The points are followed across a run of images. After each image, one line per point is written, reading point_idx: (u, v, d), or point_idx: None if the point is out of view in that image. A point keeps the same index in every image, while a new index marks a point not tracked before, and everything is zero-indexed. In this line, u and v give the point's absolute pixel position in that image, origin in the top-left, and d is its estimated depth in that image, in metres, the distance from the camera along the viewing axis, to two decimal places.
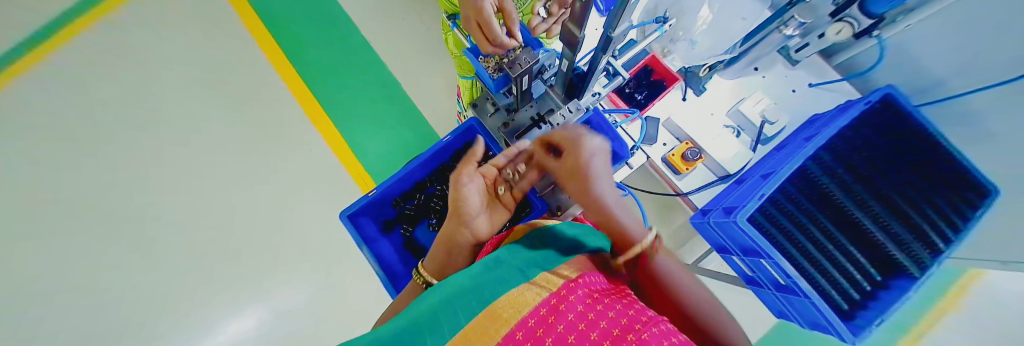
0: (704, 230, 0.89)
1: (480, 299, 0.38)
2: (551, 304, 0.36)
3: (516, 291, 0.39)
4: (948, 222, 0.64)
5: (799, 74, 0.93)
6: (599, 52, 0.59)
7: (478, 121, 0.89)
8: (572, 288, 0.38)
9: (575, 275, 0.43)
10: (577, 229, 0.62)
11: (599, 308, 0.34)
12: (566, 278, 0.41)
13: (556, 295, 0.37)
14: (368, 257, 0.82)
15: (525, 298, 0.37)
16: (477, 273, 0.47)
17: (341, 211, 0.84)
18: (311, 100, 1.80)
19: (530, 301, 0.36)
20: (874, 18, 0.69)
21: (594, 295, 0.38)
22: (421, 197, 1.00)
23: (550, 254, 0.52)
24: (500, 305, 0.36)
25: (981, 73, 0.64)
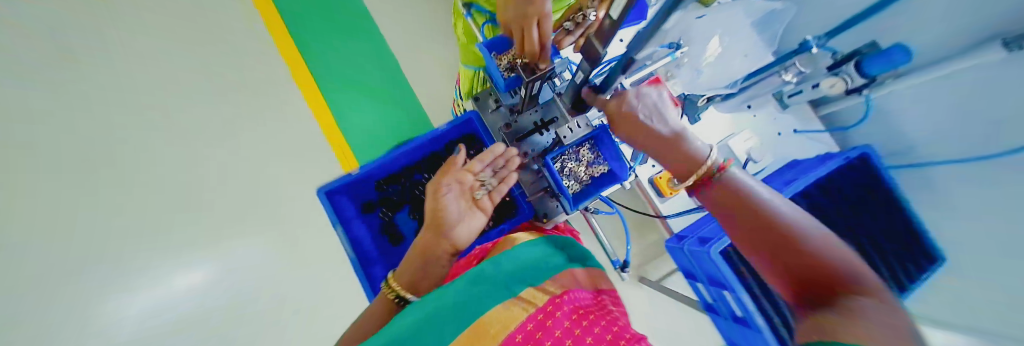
0: (676, 255, 0.92)
1: (469, 311, 0.41)
2: (539, 319, 0.41)
3: (508, 301, 0.43)
4: (896, 281, 0.70)
5: (787, 118, 1.00)
6: (616, 72, 0.45)
7: (478, 115, 0.71)
8: (559, 304, 0.43)
9: (560, 291, 0.48)
10: (557, 242, 0.64)
11: (580, 326, 0.41)
12: (552, 295, 0.46)
13: (542, 311, 0.42)
14: (343, 240, 0.68)
15: (516, 309, 0.42)
16: (462, 283, 0.48)
17: (318, 187, 0.67)
18: (296, 56, 1.60)
19: (518, 316, 0.41)
20: (866, 78, 0.71)
21: (580, 311, 0.44)
22: (403, 182, 0.79)
23: (536, 265, 0.54)
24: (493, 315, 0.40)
25: (961, 143, 0.71)
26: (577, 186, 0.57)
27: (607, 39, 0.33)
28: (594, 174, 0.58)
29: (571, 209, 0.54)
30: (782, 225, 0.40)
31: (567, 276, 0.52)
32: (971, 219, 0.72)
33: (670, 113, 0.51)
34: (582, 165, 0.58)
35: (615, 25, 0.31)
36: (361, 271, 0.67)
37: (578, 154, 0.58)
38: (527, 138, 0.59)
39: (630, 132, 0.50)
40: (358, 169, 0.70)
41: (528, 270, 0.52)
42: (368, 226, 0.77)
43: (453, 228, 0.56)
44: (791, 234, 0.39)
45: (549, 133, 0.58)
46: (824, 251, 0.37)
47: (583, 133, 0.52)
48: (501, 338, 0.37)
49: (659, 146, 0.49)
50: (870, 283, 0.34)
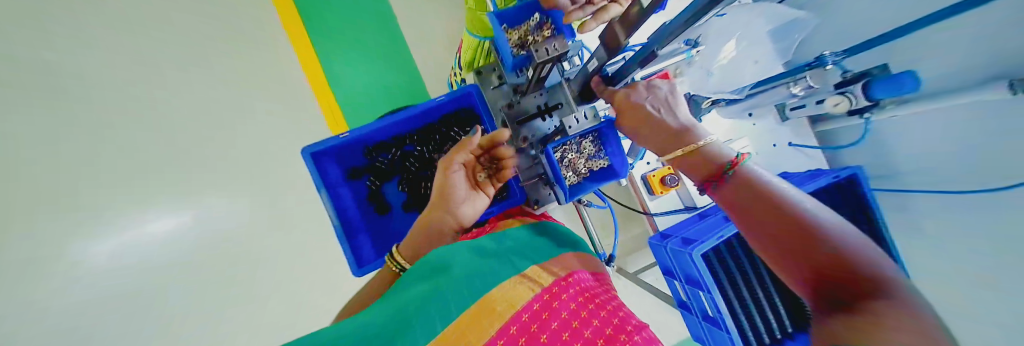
0: (658, 252, 0.95)
1: (474, 290, 0.43)
2: (545, 300, 0.43)
3: (511, 282, 0.46)
4: None
5: (784, 131, 1.01)
6: (633, 64, 0.43)
7: (478, 90, 0.67)
8: (564, 287, 0.46)
9: (563, 272, 0.50)
10: (553, 228, 0.65)
11: (587, 308, 0.42)
12: (556, 276, 0.48)
13: (548, 292, 0.44)
14: (328, 206, 0.66)
15: (523, 291, 0.44)
16: (469, 260, 0.50)
17: (303, 148, 0.63)
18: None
19: (525, 296, 0.43)
20: (871, 101, 0.71)
21: (585, 294, 0.46)
22: (394, 152, 0.76)
23: (535, 252, 0.56)
24: (497, 295, 0.43)
25: (951, 174, 0.73)
26: (575, 179, 0.56)
27: (632, 30, 0.31)
28: (593, 169, 0.57)
29: (567, 202, 0.53)
30: (807, 227, 0.37)
31: (565, 259, 0.55)
32: (958, 245, 0.74)
33: (681, 109, 0.49)
34: (581, 156, 0.57)
35: (644, 15, 0.28)
36: (345, 239, 0.66)
37: (579, 145, 0.56)
38: (527, 122, 0.56)
39: (633, 123, 0.48)
40: (347, 134, 0.67)
41: (527, 255, 0.54)
42: (354, 193, 0.75)
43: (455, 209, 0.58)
44: (820, 234, 0.36)
45: (552, 119, 0.56)
46: (851, 255, 0.34)
47: (589, 127, 0.48)
48: (507, 317, 0.39)
49: (662, 138, 0.47)
50: (906, 291, 0.31)
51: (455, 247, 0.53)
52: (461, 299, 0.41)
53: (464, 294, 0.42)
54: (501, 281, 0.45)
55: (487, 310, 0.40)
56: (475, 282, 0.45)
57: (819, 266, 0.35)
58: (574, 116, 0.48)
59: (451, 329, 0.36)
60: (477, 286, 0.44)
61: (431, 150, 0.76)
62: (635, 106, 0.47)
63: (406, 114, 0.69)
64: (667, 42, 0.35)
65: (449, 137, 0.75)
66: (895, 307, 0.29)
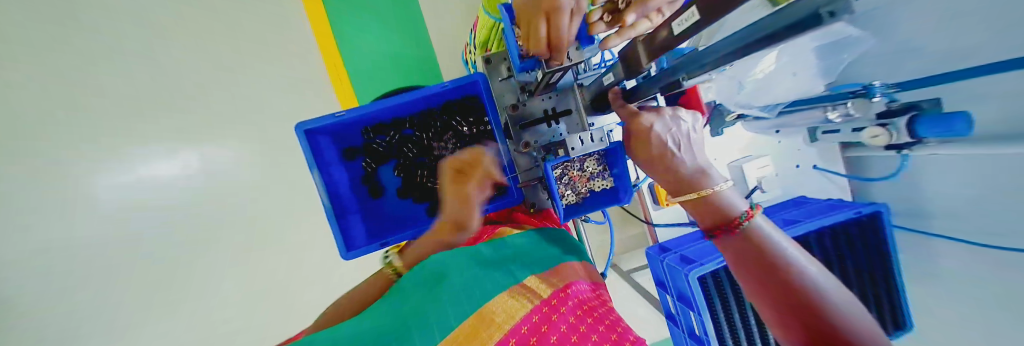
0: (653, 262, 0.93)
1: (470, 298, 0.41)
2: (544, 312, 0.40)
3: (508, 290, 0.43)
4: None
5: (810, 153, 0.95)
6: (650, 83, 0.39)
7: (484, 79, 0.62)
8: (563, 299, 0.43)
9: (562, 282, 0.47)
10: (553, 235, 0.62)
11: (586, 322, 0.39)
12: (556, 286, 0.46)
13: (547, 304, 0.42)
14: (320, 187, 0.64)
15: (519, 302, 0.42)
16: (466, 267, 0.48)
17: (297, 125, 0.60)
18: None
19: (522, 308, 0.40)
20: (914, 138, 0.65)
21: (585, 306, 0.43)
22: (393, 135, 0.73)
23: (537, 258, 0.53)
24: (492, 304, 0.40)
25: (981, 229, 0.67)
26: (575, 198, 0.53)
27: (658, 56, 0.26)
28: (596, 188, 0.54)
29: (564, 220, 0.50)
30: (804, 289, 0.35)
31: (565, 267, 0.52)
32: (968, 297, 0.72)
33: (698, 146, 0.44)
34: (585, 174, 0.53)
35: (675, 43, 0.23)
36: (335, 221, 0.65)
37: (583, 163, 0.51)
38: (531, 128, 0.51)
39: (647, 156, 0.44)
40: (343, 113, 0.63)
41: (526, 260, 0.52)
42: (348, 173, 0.73)
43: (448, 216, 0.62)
44: (817, 300, 0.34)
45: (560, 127, 0.51)
46: (847, 326, 0.32)
47: (596, 149, 0.43)
48: (506, 329, 0.37)
49: (671, 178, 0.44)
50: None
51: (453, 257, 0.51)
52: (455, 309, 0.39)
53: (459, 305, 0.40)
54: (499, 290, 0.43)
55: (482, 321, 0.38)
56: (473, 289, 0.42)
57: (810, 329, 0.33)
58: (581, 133, 0.43)
59: (445, 342, 0.35)
60: (471, 295, 0.41)
61: (431, 136, 0.73)
62: (650, 141, 0.42)
63: (406, 97, 0.64)
64: (697, 72, 0.31)
65: (451, 126, 0.71)
66: None
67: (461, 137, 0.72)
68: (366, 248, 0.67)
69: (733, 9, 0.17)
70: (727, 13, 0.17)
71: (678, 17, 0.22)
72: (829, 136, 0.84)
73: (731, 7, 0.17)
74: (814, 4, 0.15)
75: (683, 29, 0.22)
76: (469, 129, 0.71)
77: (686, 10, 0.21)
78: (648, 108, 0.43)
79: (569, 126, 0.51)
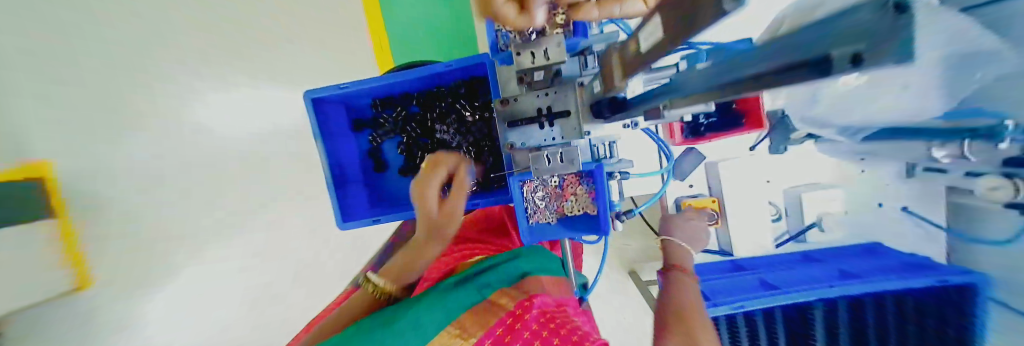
0: None
1: (433, 320, 0.39)
2: (507, 324, 0.38)
3: (464, 311, 0.41)
4: None
5: (903, 189, 0.77)
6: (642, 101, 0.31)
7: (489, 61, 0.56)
8: (528, 308, 0.39)
9: (532, 291, 0.44)
10: (535, 260, 0.55)
11: (549, 331, 0.37)
12: (524, 294, 0.43)
13: (511, 315, 0.39)
14: (322, 157, 0.65)
15: (482, 320, 0.39)
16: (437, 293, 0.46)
17: (305, 93, 0.61)
18: None
19: (488, 320, 0.39)
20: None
21: (552, 313, 0.40)
22: (399, 111, 0.71)
23: (509, 273, 0.50)
24: (448, 327, 0.39)
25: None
26: (550, 217, 0.47)
27: (628, 75, 0.22)
28: (574, 211, 0.46)
29: (529, 243, 0.46)
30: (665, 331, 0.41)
31: (537, 282, 0.48)
32: None
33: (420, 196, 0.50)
34: (564, 192, 0.45)
35: (642, 65, 0.19)
36: (334, 192, 0.66)
37: (562, 184, 0.45)
38: (517, 126, 0.44)
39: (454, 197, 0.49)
40: (347, 85, 0.62)
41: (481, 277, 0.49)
42: (356, 143, 0.74)
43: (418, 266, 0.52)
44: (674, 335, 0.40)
45: (552, 129, 0.44)
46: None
47: (565, 171, 0.40)
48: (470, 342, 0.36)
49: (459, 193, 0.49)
50: None
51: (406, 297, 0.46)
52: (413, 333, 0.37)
53: (412, 329, 0.38)
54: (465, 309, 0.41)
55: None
56: (438, 312, 0.40)
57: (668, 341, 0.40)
58: (553, 149, 0.39)
59: None
60: (424, 319, 0.39)
61: (435, 117, 0.70)
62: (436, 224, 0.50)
63: (409, 74, 0.61)
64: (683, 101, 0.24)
65: (455, 108, 0.68)
66: None
67: (465, 122, 0.68)
68: (361, 221, 0.67)
69: (701, 33, 0.12)
70: (692, 39, 0.13)
71: (640, 36, 0.18)
72: (931, 174, 0.70)
73: (695, 31, 0.12)
74: (829, 38, 0.11)
75: (646, 49, 0.18)
76: (472, 114, 0.66)
77: (650, 26, 0.17)
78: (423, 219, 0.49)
79: (564, 131, 0.43)
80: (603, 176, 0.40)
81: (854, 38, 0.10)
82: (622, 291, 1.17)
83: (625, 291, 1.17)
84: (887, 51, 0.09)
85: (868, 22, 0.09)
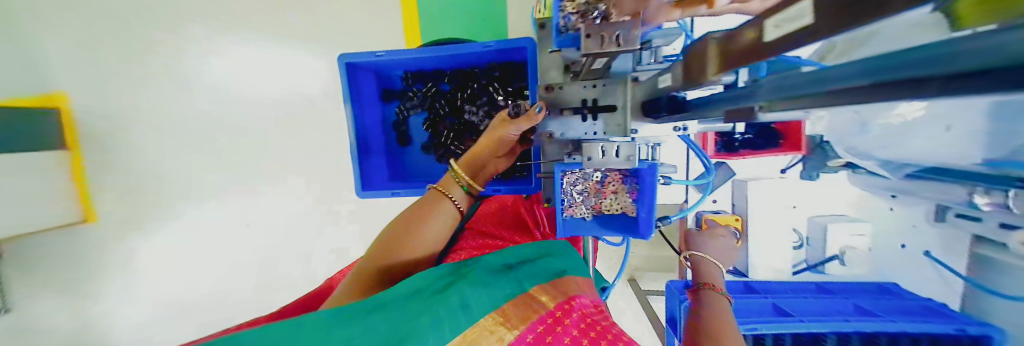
0: (671, 297, 0.81)
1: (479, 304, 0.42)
2: (548, 323, 0.42)
3: (508, 302, 0.44)
4: None
5: (929, 232, 0.74)
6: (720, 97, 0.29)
7: (531, 45, 0.54)
8: (569, 312, 0.44)
9: (569, 295, 0.48)
10: (564, 260, 0.59)
11: (590, 336, 0.41)
12: (563, 298, 0.47)
13: (552, 316, 0.43)
14: (350, 123, 0.65)
15: (524, 314, 0.43)
16: (478, 275, 0.49)
17: (340, 57, 0.60)
18: None
19: (531, 316, 0.43)
20: None
21: (590, 319, 0.44)
22: (429, 87, 0.70)
23: (543, 270, 0.54)
24: (494, 313, 0.42)
25: None
26: (585, 213, 0.45)
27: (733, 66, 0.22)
28: (612, 209, 0.45)
29: (561, 237, 0.44)
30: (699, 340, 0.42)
31: (570, 282, 0.52)
32: None
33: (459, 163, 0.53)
34: (604, 190, 0.44)
35: (764, 57, 0.18)
36: (358, 159, 0.66)
37: (604, 182, 0.43)
38: (560, 116, 0.43)
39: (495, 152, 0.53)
40: (382, 54, 0.61)
41: (522, 270, 0.53)
42: (383, 114, 0.74)
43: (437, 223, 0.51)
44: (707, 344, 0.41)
45: (595, 123, 0.42)
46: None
47: (618, 166, 0.38)
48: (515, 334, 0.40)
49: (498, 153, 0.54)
50: None
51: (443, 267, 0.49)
52: (464, 311, 0.41)
53: (458, 309, 0.41)
54: (508, 298, 0.45)
55: (487, 328, 0.40)
56: (483, 297, 0.44)
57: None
58: (609, 143, 0.37)
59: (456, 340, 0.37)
60: (474, 303, 0.42)
61: (465, 97, 0.69)
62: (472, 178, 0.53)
63: (445, 50, 0.60)
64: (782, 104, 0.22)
65: (489, 90, 0.66)
66: None
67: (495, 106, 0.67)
68: (379, 191, 0.68)
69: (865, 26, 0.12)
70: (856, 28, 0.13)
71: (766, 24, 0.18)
72: (959, 220, 0.67)
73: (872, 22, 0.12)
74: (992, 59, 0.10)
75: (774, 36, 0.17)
76: (505, 99, 0.65)
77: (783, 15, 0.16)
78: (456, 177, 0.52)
79: (607, 126, 0.42)
80: (653, 178, 0.39)
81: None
82: (627, 298, 1.16)
83: (630, 299, 1.15)
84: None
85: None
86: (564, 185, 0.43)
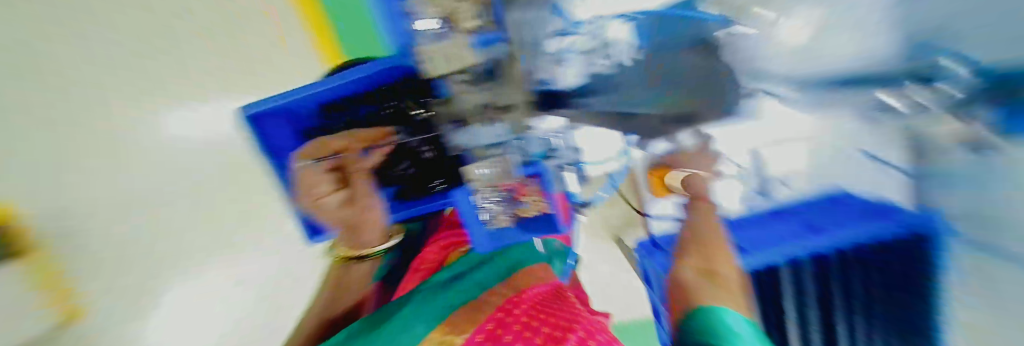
0: (643, 256, 0.89)
1: (437, 312, 0.43)
2: (496, 318, 0.41)
3: (456, 309, 0.44)
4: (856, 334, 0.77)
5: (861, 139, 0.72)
6: None
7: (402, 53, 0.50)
8: (516, 304, 0.44)
9: (517, 290, 0.48)
10: (518, 254, 0.60)
11: (535, 325, 0.40)
12: (511, 295, 0.47)
13: (499, 311, 0.43)
14: (276, 176, 0.63)
15: (472, 316, 0.42)
16: (430, 294, 0.48)
17: (242, 110, 0.57)
18: None
19: (482, 314, 0.43)
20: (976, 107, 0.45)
21: (536, 310, 0.44)
22: None
23: (490, 274, 0.54)
24: (440, 324, 0.41)
25: None
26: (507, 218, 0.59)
27: None
28: None
29: None
30: (699, 250, 0.63)
31: (525, 276, 0.53)
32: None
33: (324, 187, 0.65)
34: None
35: None
36: (299, 208, 0.68)
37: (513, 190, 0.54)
38: (465, 128, 0.44)
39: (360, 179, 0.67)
40: (281, 98, 0.58)
41: (471, 275, 0.54)
42: None
43: (358, 236, 0.70)
44: (709, 254, 0.61)
45: (499, 128, 0.44)
46: (716, 261, 0.59)
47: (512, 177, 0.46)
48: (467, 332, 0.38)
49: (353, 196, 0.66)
50: (727, 272, 0.57)
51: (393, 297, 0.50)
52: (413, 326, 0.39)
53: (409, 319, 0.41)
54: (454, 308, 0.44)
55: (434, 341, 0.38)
56: (428, 308, 0.44)
57: (699, 251, 0.62)
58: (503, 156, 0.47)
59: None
60: (415, 319, 0.41)
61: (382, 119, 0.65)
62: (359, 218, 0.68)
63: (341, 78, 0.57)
64: None
65: (403, 102, 0.61)
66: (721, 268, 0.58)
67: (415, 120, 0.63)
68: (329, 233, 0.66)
69: None
70: None
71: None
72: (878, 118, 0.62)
73: None
74: None
75: None
76: (423, 110, 0.62)
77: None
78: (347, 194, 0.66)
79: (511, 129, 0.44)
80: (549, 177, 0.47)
81: None
82: (612, 263, 1.16)
83: (616, 261, 1.17)
84: None
85: None
86: None
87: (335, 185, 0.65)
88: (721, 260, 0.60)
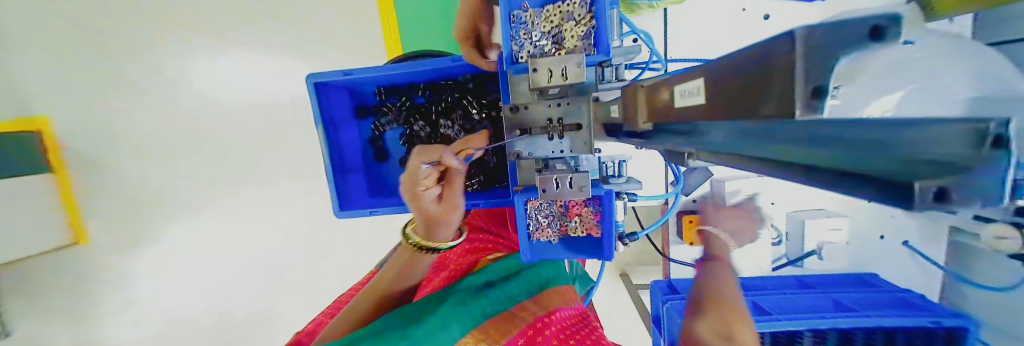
0: (656, 296, 0.86)
1: (472, 316, 0.48)
2: (529, 335, 0.46)
3: (491, 318, 0.49)
4: None
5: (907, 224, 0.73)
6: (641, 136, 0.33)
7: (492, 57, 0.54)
8: (548, 324, 0.48)
9: (550, 307, 0.51)
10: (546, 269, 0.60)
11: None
12: (544, 310, 0.50)
13: (532, 327, 0.47)
14: (323, 145, 0.63)
15: (503, 328, 0.47)
16: (465, 296, 0.52)
17: (309, 76, 0.58)
18: None
19: (515, 327, 0.47)
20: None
21: (567, 331, 0.47)
22: (403, 101, 0.69)
23: (520, 284, 0.55)
24: (473, 331, 0.46)
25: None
26: (552, 236, 0.50)
27: (668, 117, 0.25)
28: (578, 232, 0.49)
29: (530, 258, 0.51)
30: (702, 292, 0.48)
31: (557, 292, 0.55)
32: None
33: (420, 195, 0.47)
34: (570, 213, 0.48)
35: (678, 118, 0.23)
36: (333, 179, 0.65)
37: (568, 205, 0.48)
38: (529, 135, 0.43)
39: (449, 190, 0.49)
40: (349, 73, 0.59)
41: (503, 285, 0.54)
42: (359, 131, 0.73)
43: (434, 228, 0.51)
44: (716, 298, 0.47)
45: (562, 141, 0.42)
46: (730, 306, 0.46)
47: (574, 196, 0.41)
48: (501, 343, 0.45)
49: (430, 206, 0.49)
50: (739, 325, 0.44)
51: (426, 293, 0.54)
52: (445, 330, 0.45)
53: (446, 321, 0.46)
54: (488, 316, 0.49)
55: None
56: (464, 313, 0.48)
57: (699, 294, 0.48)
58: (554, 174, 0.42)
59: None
60: (453, 320, 0.47)
61: (438, 113, 0.68)
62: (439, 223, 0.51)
63: (413, 67, 0.59)
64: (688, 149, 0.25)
65: (463, 103, 0.66)
66: (734, 317, 0.44)
67: (470, 119, 0.66)
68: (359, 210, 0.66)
69: (765, 90, 0.14)
70: (760, 114, 0.15)
71: (698, 84, 0.21)
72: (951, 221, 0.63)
73: (761, 108, 0.15)
74: (867, 140, 0.13)
75: (710, 98, 0.20)
76: (480, 112, 0.64)
77: (714, 83, 0.19)
78: (410, 196, 0.47)
79: (573, 144, 0.42)
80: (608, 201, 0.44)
81: (917, 150, 0.11)
82: (617, 296, 1.15)
83: (621, 295, 1.16)
84: (977, 183, 0.09)
85: (939, 138, 0.10)
86: (526, 219, 0.48)
87: (428, 180, 0.46)
88: (734, 307, 0.46)
